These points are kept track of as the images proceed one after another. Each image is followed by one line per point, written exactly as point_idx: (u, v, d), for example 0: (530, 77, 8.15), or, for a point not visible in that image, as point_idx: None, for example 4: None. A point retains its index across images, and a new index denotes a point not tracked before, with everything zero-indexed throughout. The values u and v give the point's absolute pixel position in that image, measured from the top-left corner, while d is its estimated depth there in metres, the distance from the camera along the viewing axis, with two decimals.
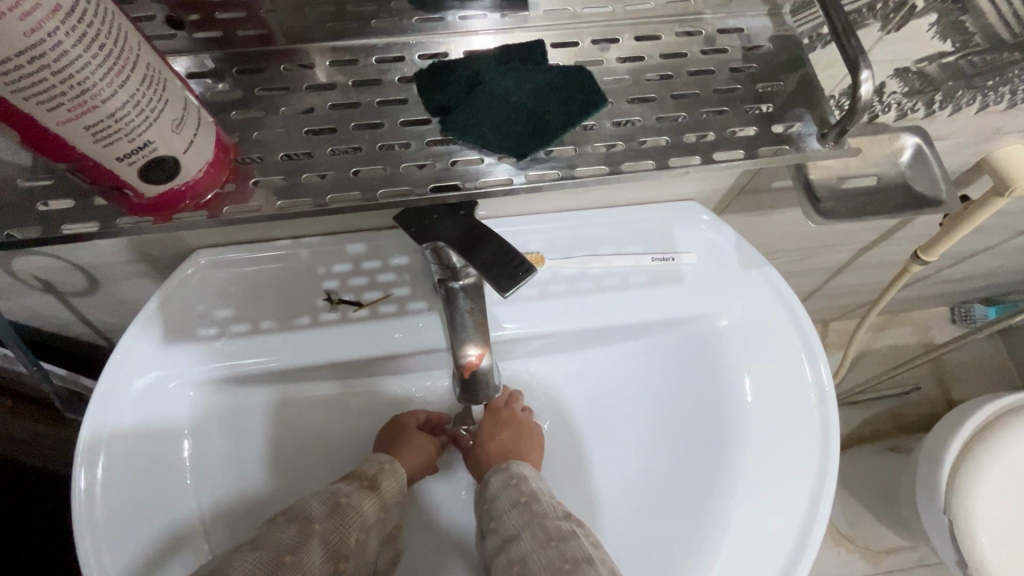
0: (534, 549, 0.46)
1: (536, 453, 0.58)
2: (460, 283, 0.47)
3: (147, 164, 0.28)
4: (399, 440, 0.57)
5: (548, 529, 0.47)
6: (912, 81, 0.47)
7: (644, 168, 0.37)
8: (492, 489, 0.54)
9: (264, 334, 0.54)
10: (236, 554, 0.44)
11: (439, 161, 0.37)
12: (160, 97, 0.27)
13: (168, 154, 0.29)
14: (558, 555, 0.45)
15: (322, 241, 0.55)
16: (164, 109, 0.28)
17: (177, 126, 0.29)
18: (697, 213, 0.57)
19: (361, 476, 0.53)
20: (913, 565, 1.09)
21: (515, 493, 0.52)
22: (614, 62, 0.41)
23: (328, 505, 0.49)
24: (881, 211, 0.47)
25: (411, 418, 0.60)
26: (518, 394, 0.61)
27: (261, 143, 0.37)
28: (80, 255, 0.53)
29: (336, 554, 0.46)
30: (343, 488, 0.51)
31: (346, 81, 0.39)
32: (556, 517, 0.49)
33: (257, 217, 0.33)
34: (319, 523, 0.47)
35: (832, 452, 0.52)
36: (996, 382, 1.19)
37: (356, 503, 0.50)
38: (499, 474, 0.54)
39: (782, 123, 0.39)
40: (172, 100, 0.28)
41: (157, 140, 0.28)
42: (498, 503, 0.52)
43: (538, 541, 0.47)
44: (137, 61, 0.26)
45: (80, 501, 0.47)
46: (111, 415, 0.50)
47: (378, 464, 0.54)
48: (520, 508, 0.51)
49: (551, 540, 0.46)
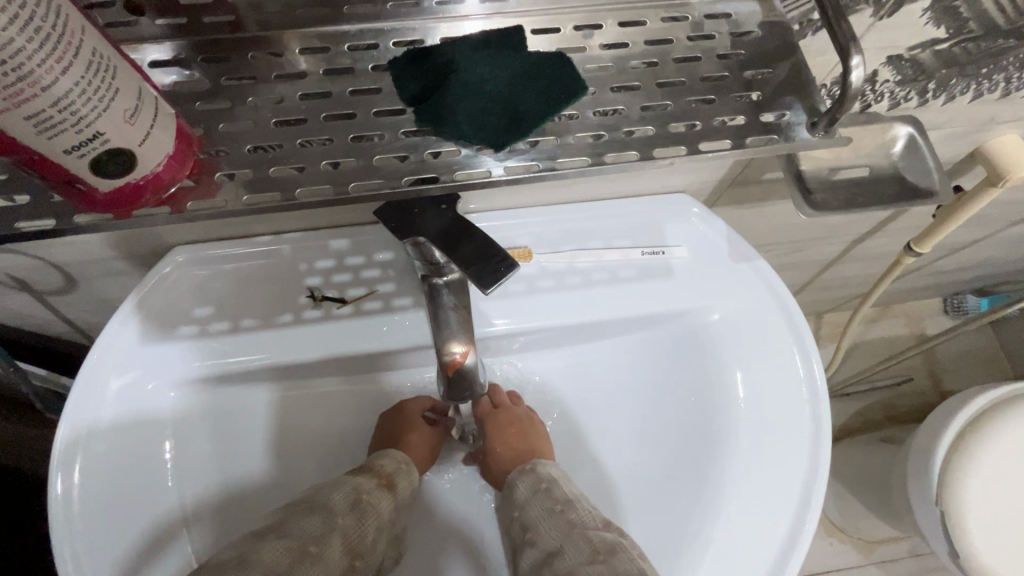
0: (579, 564, 0.44)
1: (548, 448, 0.59)
2: (444, 279, 0.46)
3: (100, 156, 0.27)
4: (404, 436, 0.58)
5: (592, 541, 0.45)
6: (906, 69, 0.46)
7: (627, 159, 0.35)
8: (521, 495, 0.53)
9: (246, 333, 0.52)
10: (261, 541, 0.42)
11: (415, 152, 0.36)
12: (109, 85, 0.26)
13: (121, 146, 0.27)
14: (607, 570, 0.42)
15: (302, 236, 0.54)
16: (116, 98, 0.27)
17: (131, 116, 0.27)
18: (687, 206, 0.56)
19: (379, 474, 0.53)
20: (905, 555, 1.10)
21: (550, 498, 0.51)
22: (597, 49, 0.40)
23: (350, 500, 0.49)
24: (875, 202, 0.46)
25: (416, 406, 0.60)
26: (499, 390, 0.61)
27: (228, 136, 0.35)
28: (56, 253, 0.51)
29: (353, 551, 0.46)
30: (363, 484, 0.51)
31: (318, 70, 0.38)
32: (596, 527, 0.47)
33: (223, 213, 0.32)
34: (341, 517, 0.47)
35: (824, 447, 0.51)
36: (987, 373, 1.20)
37: (376, 500, 0.50)
38: (527, 479, 0.54)
39: (772, 113, 0.38)
40: (124, 89, 0.27)
41: (110, 131, 0.27)
42: (532, 509, 0.52)
43: (583, 555, 0.45)
44: (80, 47, 0.25)
45: (57, 506, 0.46)
46: (88, 417, 0.49)
47: (396, 462, 0.54)
48: (556, 516, 0.49)
49: (598, 553, 0.44)
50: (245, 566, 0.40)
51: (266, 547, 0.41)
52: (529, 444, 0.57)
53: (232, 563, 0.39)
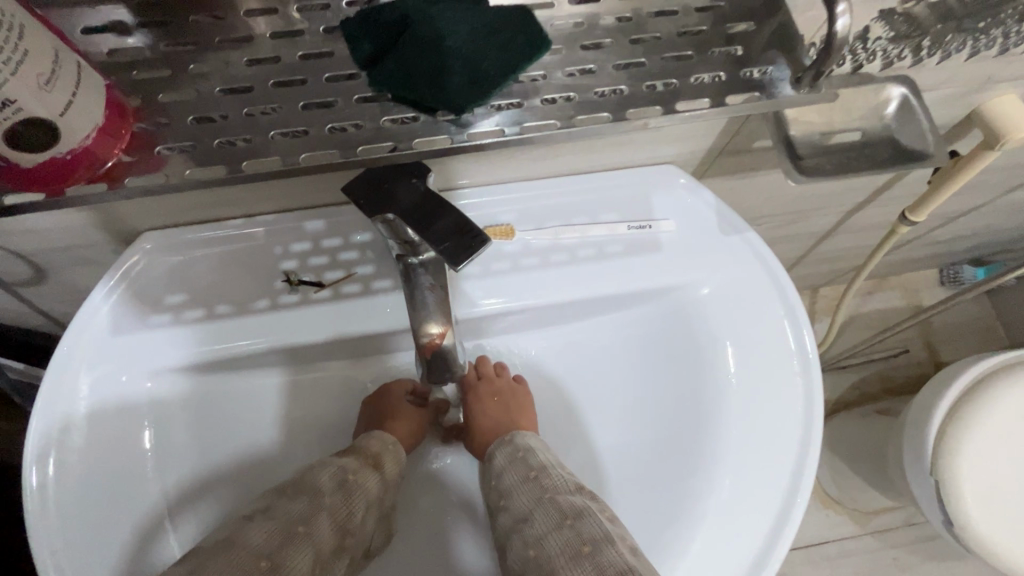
0: (548, 531, 0.44)
1: (532, 420, 0.58)
2: (420, 258, 0.44)
3: (15, 126, 0.26)
4: (390, 414, 0.57)
5: (561, 508, 0.45)
6: (898, 25, 0.44)
7: (599, 121, 0.34)
8: (499, 464, 0.53)
9: (220, 320, 0.51)
10: (250, 524, 0.42)
11: (371, 120, 0.35)
12: (16, 47, 0.25)
13: (37, 115, 0.27)
14: (574, 535, 0.42)
15: (276, 218, 0.52)
16: (25, 61, 0.26)
17: (46, 82, 0.27)
18: (673, 176, 0.54)
19: (366, 453, 0.51)
20: (902, 525, 1.10)
21: (524, 466, 0.51)
22: (567, 4, 0.37)
23: (336, 479, 0.48)
24: (867, 166, 0.44)
25: (401, 388, 0.58)
26: (507, 371, 0.60)
27: (172, 107, 0.34)
28: (17, 242, 0.49)
29: (343, 528, 0.46)
30: (349, 464, 0.50)
31: (264, 34, 0.36)
32: (567, 492, 0.46)
33: (161, 187, 0.32)
34: (328, 497, 0.46)
35: (815, 418, 0.50)
36: (983, 343, 1.19)
37: (362, 479, 0.49)
38: (506, 448, 0.53)
39: (755, 69, 0.36)
40: (34, 51, 0.26)
41: (21, 97, 0.26)
42: (506, 477, 0.51)
43: (552, 521, 0.44)
44: None
45: (31, 501, 0.45)
46: (61, 411, 0.47)
47: (381, 443, 0.52)
48: (530, 483, 0.49)
49: (566, 518, 0.44)
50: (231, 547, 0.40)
51: (254, 531, 0.41)
52: (513, 415, 0.57)
53: (218, 547, 0.40)
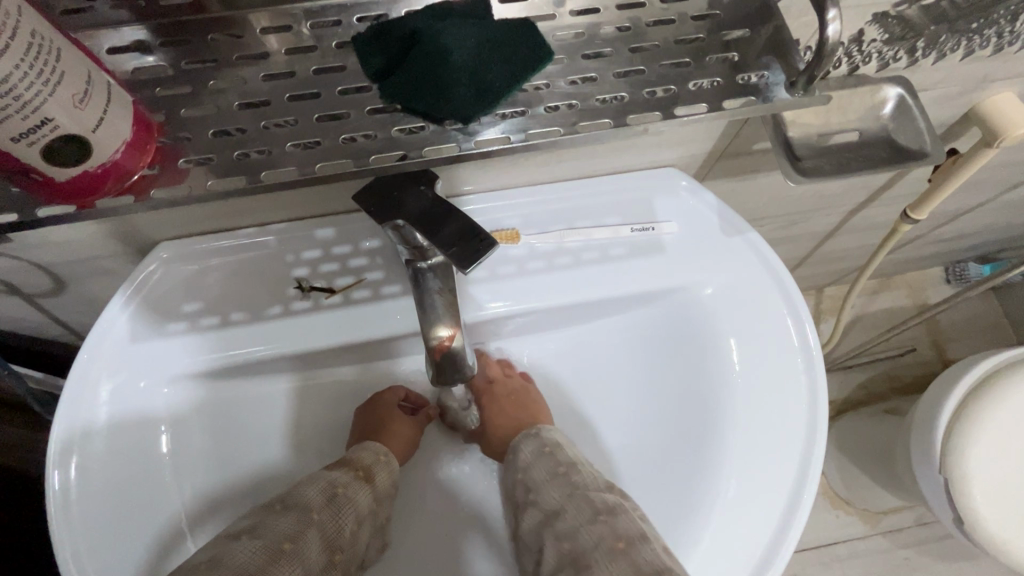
0: (582, 524, 0.44)
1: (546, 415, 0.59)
2: (429, 262, 0.45)
3: (50, 143, 0.28)
4: (384, 425, 0.57)
5: (594, 502, 0.45)
6: (892, 28, 0.45)
7: (600, 126, 0.35)
8: (524, 458, 0.54)
9: (234, 326, 0.52)
10: (235, 543, 0.41)
11: (382, 131, 0.36)
12: (54, 69, 0.27)
13: (71, 130, 0.28)
14: (609, 531, 0.42)
15: (288, 227, 0.53)
16: (62, 81, 0.27)
17: (81, 101, 0.28)
18: (675, 179, 0.55)
19: (356, 466, 0.52)
20: (912, 524, 1.10)
21: (552, 462, 0.51)
22: (568, 16, 0.39)
23: (326, 494, 0.48)
24: (866, 165, 0.45)
25: (393, 396, 0.60)
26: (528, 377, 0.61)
27: (192, 122, 0.36)
28: (41, 255, 0.51)
29: (332, 545, 0.45)
30: (339, 478, 0.50)
31: (279, 50, 0.38)
32: (598, 489, 0.47)
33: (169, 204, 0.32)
34: (317, 513, 0.46)
35: (819, 415, 0.51)
36: (991, 341, 1.19)
37: (352, 493, 0.49)
38: (531, 442, 0.54)
39: (751, 73, 0.37)
40: (69, 72, 0.28)
41: (58, 115, 0.27)
42: (534, 472, 0.52)
43: (586, 515, 0.45)
44: (19, 28, 0.25)
45: (54, 502, 0.46)
46: (82, 416, 0.49)
47: (375, 454, 0.53)
48: (559, 479, 0.49)
49: (598, 514, 0.44)
50: (215, 565, 0.39)
51: (239, 550, 0.41)
52: (529, 411, 0.59)
53: (204, 566, 0.39)
